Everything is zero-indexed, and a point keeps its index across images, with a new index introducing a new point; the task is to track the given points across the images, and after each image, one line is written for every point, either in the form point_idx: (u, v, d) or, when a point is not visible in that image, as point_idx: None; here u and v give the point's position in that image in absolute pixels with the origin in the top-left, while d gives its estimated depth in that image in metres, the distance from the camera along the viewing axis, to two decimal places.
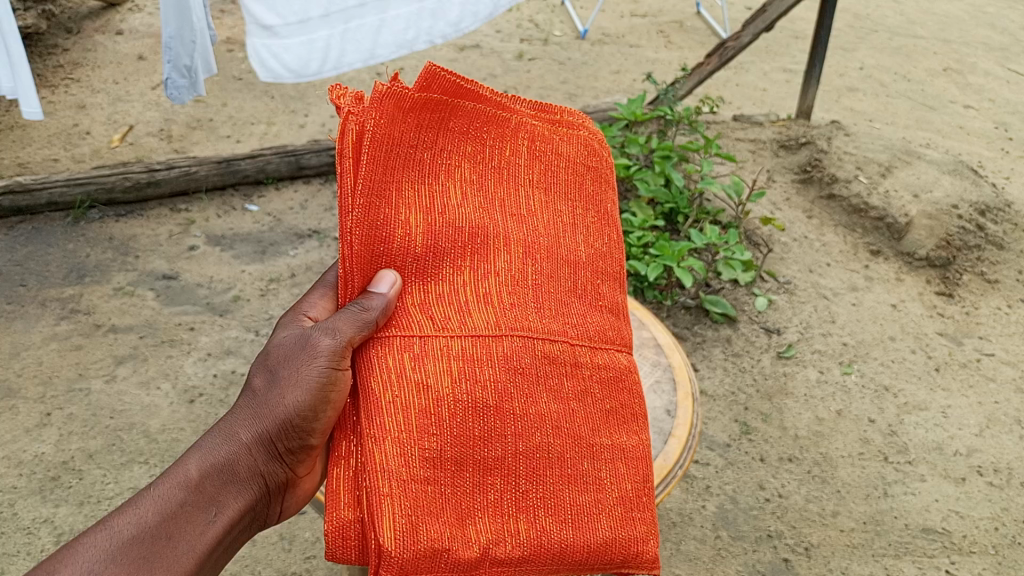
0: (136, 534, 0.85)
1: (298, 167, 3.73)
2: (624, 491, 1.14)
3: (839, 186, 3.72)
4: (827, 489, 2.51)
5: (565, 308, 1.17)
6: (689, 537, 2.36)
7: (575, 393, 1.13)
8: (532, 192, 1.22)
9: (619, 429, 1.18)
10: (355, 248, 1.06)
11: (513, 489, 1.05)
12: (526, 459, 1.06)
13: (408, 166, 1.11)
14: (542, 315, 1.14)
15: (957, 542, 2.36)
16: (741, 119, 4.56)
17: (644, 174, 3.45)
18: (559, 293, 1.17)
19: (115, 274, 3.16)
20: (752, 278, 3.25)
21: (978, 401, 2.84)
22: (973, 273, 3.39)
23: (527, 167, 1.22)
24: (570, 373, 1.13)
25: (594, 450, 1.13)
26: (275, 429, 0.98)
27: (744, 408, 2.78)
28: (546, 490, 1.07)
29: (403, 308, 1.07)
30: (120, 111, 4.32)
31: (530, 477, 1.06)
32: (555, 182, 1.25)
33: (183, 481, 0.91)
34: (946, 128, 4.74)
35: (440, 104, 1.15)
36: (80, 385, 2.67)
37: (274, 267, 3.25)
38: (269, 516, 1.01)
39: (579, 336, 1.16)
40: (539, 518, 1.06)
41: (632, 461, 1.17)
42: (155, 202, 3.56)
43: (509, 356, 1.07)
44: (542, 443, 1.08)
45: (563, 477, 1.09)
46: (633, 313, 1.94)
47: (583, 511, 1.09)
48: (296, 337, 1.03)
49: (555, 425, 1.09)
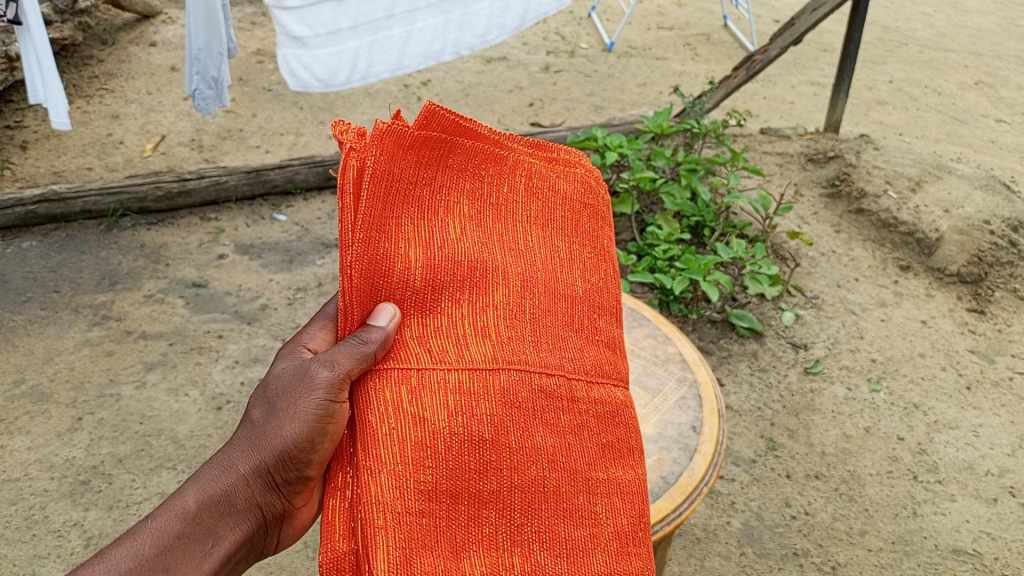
0: (133, 566, 0.88)
1: (326, 177, 3.77)
2: (619, 526, 1.14)
3: (868, 201, 3.71)
4: (855, 507, 2.47)
5: (560, 342, 1.17)
6: (713, 554, 2.33)
7: (570, 428, 1.13)
8: (529, 230, 1.23)
9: (615, 463, 1.18)
10: (354, 281, 1.06)
11: (509, 522, 1.05)
12: (521, 494, 1.06)
13: (407, 203, 1.11)
14: (537, 349, 1.14)
15: (988, 564, 2.31)
16: (768, 133, 4.54)
17: (670, 187, 3.43)
18: (556, 328, 1.18)
19: (146, 282, 3.21)
20: (779, 292, 3.22)
21: (1011, 420, 2.79)
22: (1005, 289, 3.35)
23: (524, 205, 1.24)
24: (565, 407, 1.13)
25: (590, 485, 1.12)
26: (273, 460, 0.98)
27: (771, 424, 2.75)
28: (540, 523, 1.07)
29: (403, 341, 1.07)
30: (153, 120, 4.39)
31: (524, 510, 1.06)
32: (552, 220, 1.26)
33: (181, 513, 0.94)
34: (977, 142, 4.69)
35: (438, 143, 1.17)
36: (110, 390, 2.71)
37: (301, 276, 3.28)
38: (266, 546, 1.02)
39: (574, 371, 1.16)
40: (533, 552, 1.06)
41: (627, 495, 1.17)
42: (186, 210, 3.62)
43: (503, 391, 1.07)
44: (536, 477, 1.07)
45: (557, 511, 1.08)
46: (659, 327, 1.94)
47: (578, 545, 1.09)
48: (295, 369, 1.03)
49: (553, 458, 1.09)
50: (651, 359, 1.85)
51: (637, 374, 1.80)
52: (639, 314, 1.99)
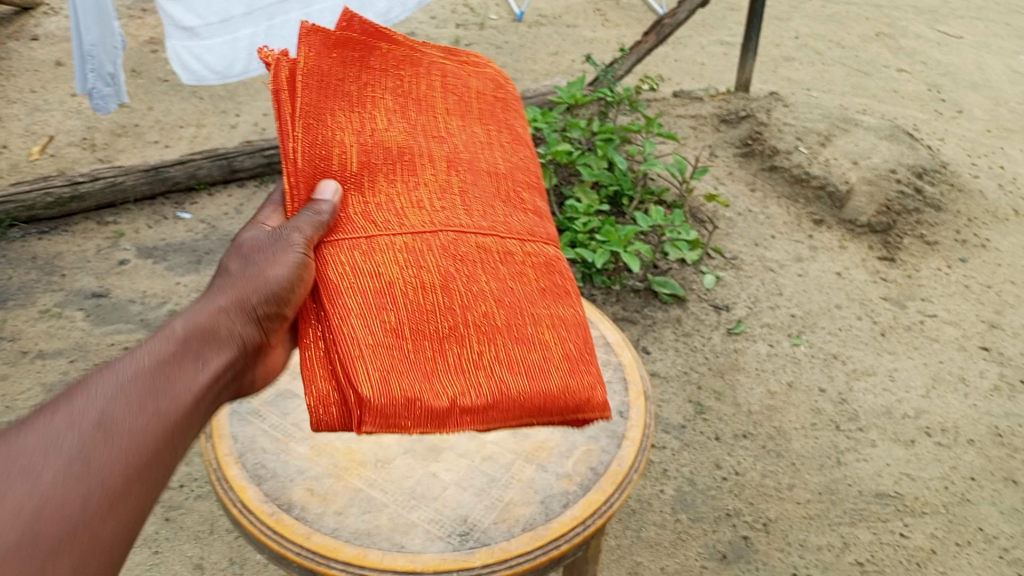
0: (131, 370, 0.81)
1: (231, 170, 3.62)
2: (576, 345, 1.14)
3: (780, 158, 3.78)
4: (782, 463, 2.50)
5: (501, 205, 1.21)
6: (648, 523, 2.31)
7: (520, 272, 1.16)
8: (456, 114, 1.25)
9: (561, 299, 1.17)
10: (297, 168, 1.09)
11: (471, 352, 1.08)
12: (477, 326, 1.10)
13: (337, 95, 1.15)
14: (479, 214, 1.18)
15: (908, 504, 2.37)
16: (680, 95, 4.56)
17: (587, 158, 3.42)
18: (494, 193, 1.22)
19: (41, 296, 3.03)
20: (699, 255, 3.21)
21: (924, 362, 2.87)
22: (912, 236, 3.48)
23: (448, 97, 1.26)
24: (511, 255, 1.17)
25: (542, 316, 1.14)
26: (255, 294, 0.96)
27: (697, 387, 2.76)
28: (500, 350, 1.09)
29: (349, 212, 1.11)
30: (39, 121, 4.14)
31: (482, 338, 1.09)
32: (475, 105, 1.28)
33: (171, 333, 0.87)
34: (881, 92, 4.80)
35: (359, 44, 1.19)
36: (8, 415, 2.55)
37: (210, 276, 3.15)
38: (245, 385, 0.97)
39: (518, 230, 1.20)
40: (499, 372, 1.08)
41: (579, 327, 1.18)
42: (81, 216, 3.43)
43: (447, 245, 1.13)
44: (489, 311, 1.11)
45: (514, 336, 1.11)
46: (580, 312, 1.92)
47: (539, 364, 1.10)
48: (264, 232, 1.04)
49: (504, 295, 1.13)
50: None
51: None
52: None
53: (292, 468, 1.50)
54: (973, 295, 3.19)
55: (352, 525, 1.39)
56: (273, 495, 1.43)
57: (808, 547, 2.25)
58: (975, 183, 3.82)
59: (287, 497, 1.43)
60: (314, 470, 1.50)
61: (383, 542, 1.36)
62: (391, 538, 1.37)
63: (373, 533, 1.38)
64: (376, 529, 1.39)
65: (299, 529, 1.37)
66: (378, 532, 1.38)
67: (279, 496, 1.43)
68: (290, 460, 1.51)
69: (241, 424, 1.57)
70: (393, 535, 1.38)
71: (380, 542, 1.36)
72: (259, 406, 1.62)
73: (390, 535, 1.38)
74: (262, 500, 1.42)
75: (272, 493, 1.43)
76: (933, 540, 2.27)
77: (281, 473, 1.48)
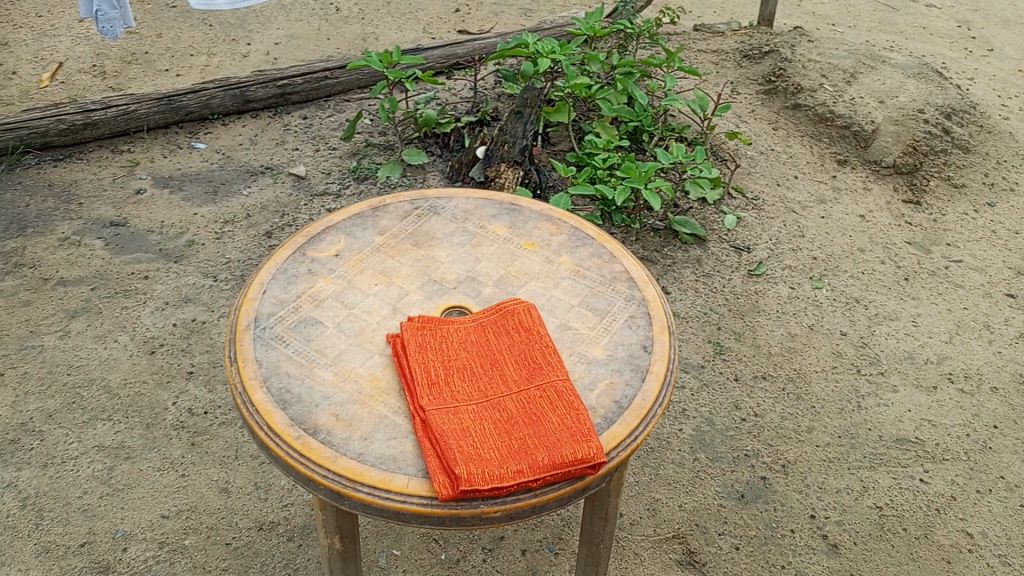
0: None
1: (245, 100, 3.56)
2: (580, 427, 1.38)
3: (804, 96, 3.70)
4: (802, 405, 2.50)
5: (552, 358, 1.51)
6: (668, 461, 2.32)
7: (561, 388, 1.45)
8: (501, 368, 1.50)
9: (570, 406, 1.42)
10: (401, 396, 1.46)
11: (510, 440, 1.36)
12: (529, 424, 1.39)
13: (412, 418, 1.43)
14: (535, 375, 1.48)
15: (929, 450, 2.37)
16: (702, 29, 4.43)
17: (606, 93, 3.29)
18: (551, 357, 1.52)
19: (58, 224, 3.00)
20: (720, 196, 3.17)
21: (947, 308, 2.85)
22: (939, 178, 3.41)
23: (492, 368, 1.50)
24: (555, 379, 1.47)
25: (557, 408, 1.41)
26: None
27: (718, 327, 2.75)
28: (528, 435, 1.37)
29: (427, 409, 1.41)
30: (47, 46, 4.05)
31: (535, 431, 1.37)
32: (516, 357, 1.52)
33: None
34: (909, 29, 4.66)
35: (421, 365, 1.49)
36: (31, 342, 2.55)
37: (227, 207, 3.11)
38: None
39: (562, 368, 1.50)
40: (528, 453, 1.34)
41: (580, 412, 1.41)
42: (94, 144, 3.40)
43: (510, 390, 1.46)
44: (538, 411, 1.41)
45: (559, 429, 1.38)
46: (604, 246, 1.90)
47: (555, 445, 1.35)
48: None
49: (546, 401, 1.43)
50: (597, 280, 1.80)
51: (584, 295, 1.75)
52: (583, 233, 1.95)
53: (317, 393, 1.49)
54: (1000, 241, 3.14)
55: (378, 451, 1.38)
56: (299, 420, 1.43)
57: (828, 490, 2.26)
58: (1004, 125, 3.73)
59: (313, 422, 1.43)
60: (339, 396, 1.49)
61: (409, 466, 1.36)
62: (415, 463, 1.36)
63: (398, 458, 1.37)
64: (400, 454, 1.38)
65: (326, 453, 1.38)
66: (404, 456, 1.38)
67: (305, 421, 1.43)
68: (315, 386, 1.50)
69: (265, 348, 1.57)
70: (418, 459, 1.37)
71: (404, 466, 1.36)
72: (283, 332, 1.62)
73: (415, 460, 1.37)
74: (288, 424, 1.42)
75: (298, 418, 1.44)
76: (954, 486, 2.28)
77: (307, 398, 1.48)
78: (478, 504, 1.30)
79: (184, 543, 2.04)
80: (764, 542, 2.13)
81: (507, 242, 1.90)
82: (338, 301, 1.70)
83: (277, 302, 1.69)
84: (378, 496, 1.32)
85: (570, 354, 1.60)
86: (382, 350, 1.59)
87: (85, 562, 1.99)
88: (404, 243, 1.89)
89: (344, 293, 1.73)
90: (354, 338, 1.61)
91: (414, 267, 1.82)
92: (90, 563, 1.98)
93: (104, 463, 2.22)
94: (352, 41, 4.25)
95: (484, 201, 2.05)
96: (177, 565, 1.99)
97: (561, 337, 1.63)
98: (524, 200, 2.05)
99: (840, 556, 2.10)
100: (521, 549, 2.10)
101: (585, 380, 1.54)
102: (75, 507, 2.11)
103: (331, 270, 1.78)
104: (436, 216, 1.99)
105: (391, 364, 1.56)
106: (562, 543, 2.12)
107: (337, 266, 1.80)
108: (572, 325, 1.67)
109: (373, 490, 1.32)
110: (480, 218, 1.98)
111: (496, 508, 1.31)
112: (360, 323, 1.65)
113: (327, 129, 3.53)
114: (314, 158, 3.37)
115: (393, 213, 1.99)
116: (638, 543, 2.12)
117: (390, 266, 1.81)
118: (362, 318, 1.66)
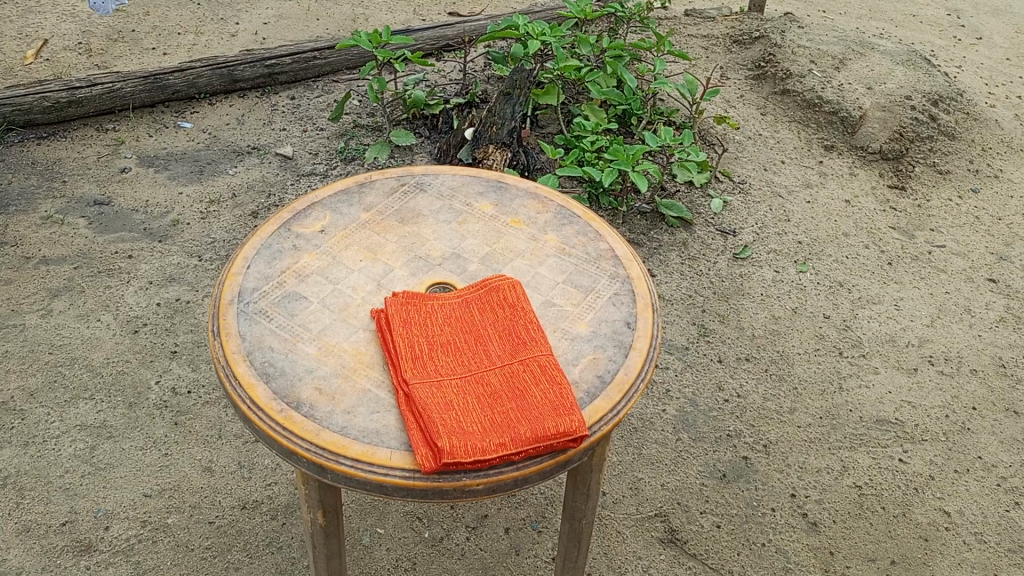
0: None
1: (232, 79, 3.54)
2: (563, 400, 1.39)
3: (793, 81, 3.71)
4: (784, 387, 2.52)
5: (536, 334, 1.53)
6: (650, 441, 2.34)
7: (544, 362, 1.46)
8: (486, 343, 1.51)
9: (552, 381, 1.43)
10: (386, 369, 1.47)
11: (493, 414, 1.37)
12: (511, 399, 1.40)
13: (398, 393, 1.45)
14: (519, 349, 1.49)
15: (909, 431, 2.40)
16: (692, 14, 4.42)
17: (596, 76, 3.28)
18: (534, 333, 1.53)
19: (42, 203, 2.99)
20: (708, 179, 3.22)
21: (930, 292, 2.87)
22: (924, 164, 3.43)
23: (476, 343, 1.51)
24: (538, 354, 1.48)
25: (540, 382, 1.43)
26: None
27: (702, 310, 2.76)
28: (510, 410, 1.38)
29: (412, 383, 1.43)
30: (31, 23, 4.01)
31: (517, 406, 1.38)
32: (499, 331, 1.53)
33: None
34: (899, 16, 4.66)
35: (405, 340, 1.50)
36: (13, 320, 2.54)
37: (213, 187, 3.10)
38: None
39: (545, 343, 1.51)
40: (510, 427, 1.35)
41: (562, 387, 1.42)
42: (79, 122, 3.38)
43: (494, 363, 1.47)
44: (521, 386, 1.42)
45: (541, 404, 1.39)
46: (589, 225, 1.91)
47: (536, 419, 1.36)
48: None
49: (529, 375, 1.44)
50: (582, 258, 1.80)
51: (569, 273, 1.75)
52: (569, 211, 1.95)
53: (301, 367, 1.50)
54: (983, 227, 3.17)
55: (360, 424, 1.39)
56: (282, 393, 1.44)
57: (808, 469, 2.28)
58: (990, 113, 3.75)
59: (296, 395, 1.44)
60: (322, 370, 1.49)
61: (391, 439, 1.37)
62: (398, 436, 1.37)
63: (381, 431, 1.38)
64: (383, 427, 1.39)
65: (309, 426, 1.38)
66: (387, 430, 1.39)
67: (288, 394, 1.44)
68: (298, 360, 1.51)
69: (249, 323, 1.58)
70: (400, 433, 1.38)
71: (387, 439, 1.37)
72: (266, 306, 1.62)
73: (398, 433, 1.38)
74: (271, 398, 1.43)
75: (281, 391, 1.44)
76: (932, 467, 2.30)
77: (290, 372, 1.48)
78: (460, 477, 1.31)
79: (166, 521, 2.05)
80: (744, 520, 2.15)
81: (492, 219, 1.91)
82: (322, 276, 1.71)
83: (261, 277, 1.69)
84: (360, 469, 1.33)
85: (554, 329, 1.61)
86: (366, 325, 1.60)
87: (66, 541, 1.99)
88: (390, 219, 1.89)
89: (328, 268, 1.73)
90: (338, 313, 1.62)
91: (400, 243, 1.82)
92: (72, 542, 1.99)
93: (87, 441, 2.22)
94: (341, 22, 4.22)
95: (470, 179, 2.05)
96: (160, 543, 2.00)
97: (545, 314, 1.64)
98: (511, 178, 2.05)
99: (819, 534, 2.13)
100: (504, 527, 2.12)
101: (569, 355, 1.55)
102: (56, 485, 2.11)
103: (316, 246, 1.79)
104: (422, 194, 1.99)
105: (375, 339, 1.57)
106: (545, 521, 2.14)
107: (322, 241, 1.80)
108: (556, 301, 1.68)
109: (355, 463, 1.33)
110: (466, 195, 1.99)
111: (477, 481, 1.32)
112: (344, 299, 1.66)
113: (315, 109, 3.52)
114: (301, 138, 3.36)
115: (379, 189, 1.99)
116: (620, 522, 2.14)
117: (376, 243, 1.81)
118: (346, 293, 1.67)
